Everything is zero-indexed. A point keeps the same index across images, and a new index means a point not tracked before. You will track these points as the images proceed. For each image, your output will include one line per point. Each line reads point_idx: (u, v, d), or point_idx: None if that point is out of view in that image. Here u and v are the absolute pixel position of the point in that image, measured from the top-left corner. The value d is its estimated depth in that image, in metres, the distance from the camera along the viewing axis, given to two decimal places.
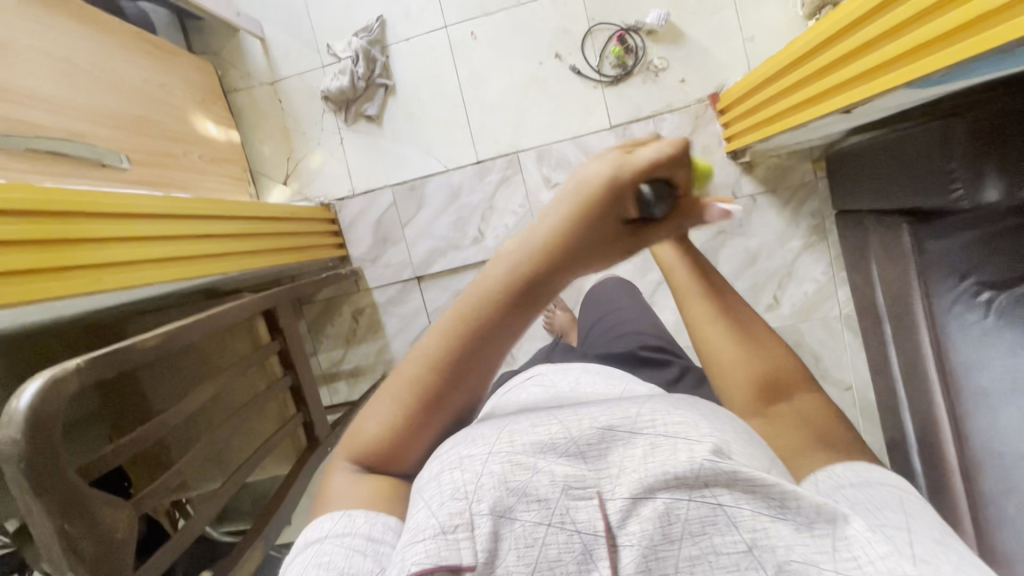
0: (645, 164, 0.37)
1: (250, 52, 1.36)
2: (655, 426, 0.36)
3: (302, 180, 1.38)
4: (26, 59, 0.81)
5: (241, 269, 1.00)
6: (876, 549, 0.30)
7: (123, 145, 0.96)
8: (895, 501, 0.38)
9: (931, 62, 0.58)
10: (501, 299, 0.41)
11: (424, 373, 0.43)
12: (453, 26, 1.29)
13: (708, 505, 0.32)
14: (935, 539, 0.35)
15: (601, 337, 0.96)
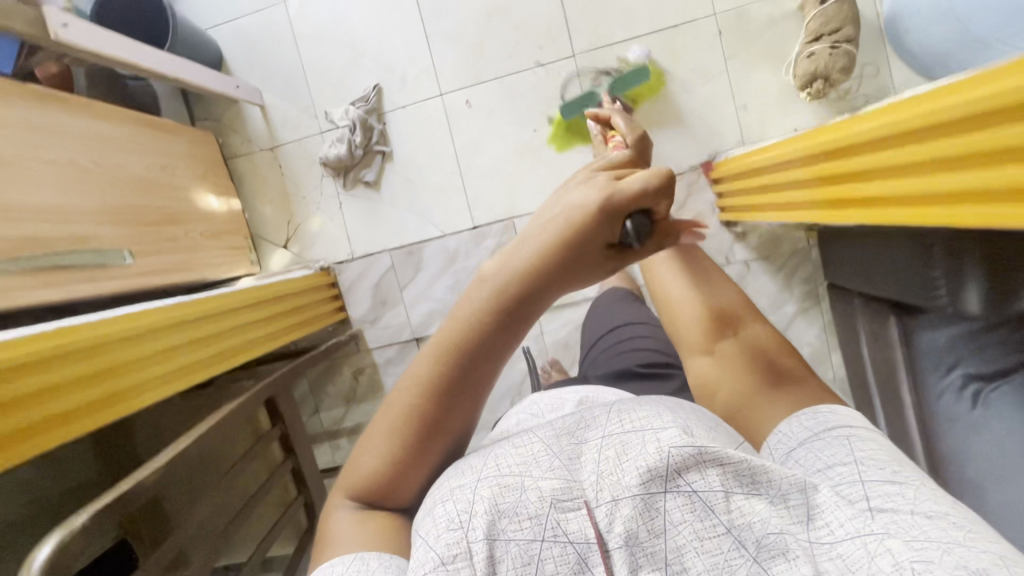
0: (630, 191, 0.40)
1: (251, 119, 1.38)
2: (619, 427, 0.41)
3: (303, 243, 1.41)
4: (32, 174, 0.84)
5: (235, 358, 1.02)
6: (843, 512, 0.35)
7: (126, 241, 0.99)
8: (843, 444, 0.42)
9: (974, 216, 0.52)
10: (488, 316, 0.42)
11: (418, 400, 0.43)
12: (448, 94, 1.30)
13: (684, 494, 0.36)
14: (885, 476, 0.39)
15: (603, 356, 0.94)
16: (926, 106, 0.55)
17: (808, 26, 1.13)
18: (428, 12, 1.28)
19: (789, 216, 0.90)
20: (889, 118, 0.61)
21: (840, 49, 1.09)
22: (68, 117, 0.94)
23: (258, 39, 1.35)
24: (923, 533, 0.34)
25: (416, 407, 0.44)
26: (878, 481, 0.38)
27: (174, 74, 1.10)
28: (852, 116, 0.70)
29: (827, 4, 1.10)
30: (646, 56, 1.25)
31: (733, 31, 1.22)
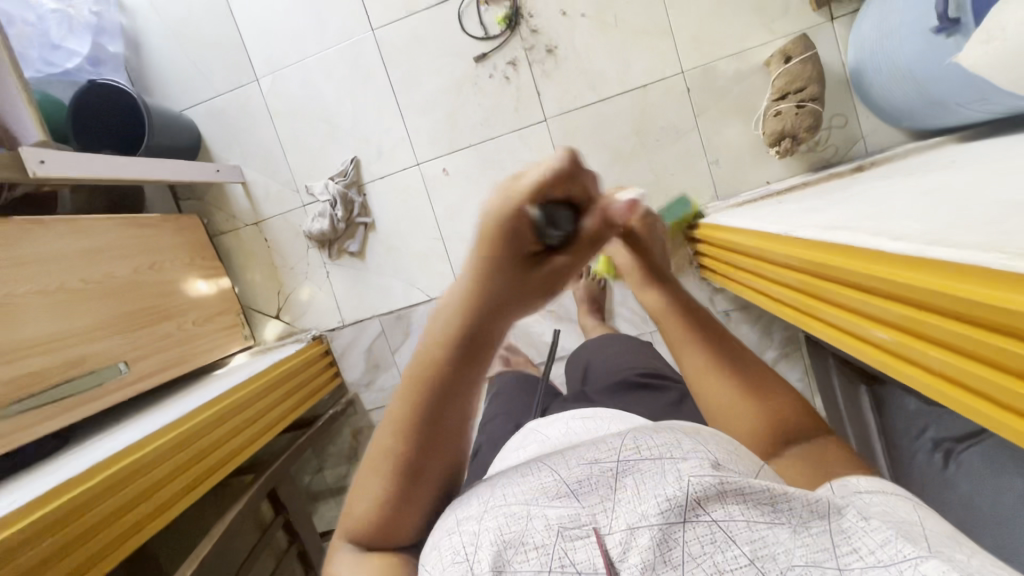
0: (529, 186, 0.36)
1: (235, 197, 1.42)
2: (639, 454, 0.40)
3: (294, 313, 1.44)
4: (26, 309, 0.88)
5: (243, 452, 1.10)
6: (872, 538, 0.33)
7: (122, 351, 1.03)
8: (906, 502, 0.39)
9: (962, 408, 0.46)
10: (446, 351, 0.41)
11: (397, 437, 0.42)
12: (425, 163, 1.33)
13: (705, 525, 0.34)
14: (952, 537, 0.35)
15: (596, 373, 0.88)
16: (892, 271, 0.51)
17: (774, 85, 1.15)
18: (399, 85, 1.31)
19: (758, 297, 0.93)
20: (854, 263, 0.57)
21: (806, 108, 1.11)
22: (53, 239, 0.96)
23: (237, 121, 1.39)
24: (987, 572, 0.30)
25: (399, 443, 0.43)
26: (938, 532, 0.35)
27: (145, 176, 1.13)
28: (817, 239, 0.66)
29: (791, 63, 1.11)
30: (617, 117, 1.26)
31: (701, 88, 1.23)
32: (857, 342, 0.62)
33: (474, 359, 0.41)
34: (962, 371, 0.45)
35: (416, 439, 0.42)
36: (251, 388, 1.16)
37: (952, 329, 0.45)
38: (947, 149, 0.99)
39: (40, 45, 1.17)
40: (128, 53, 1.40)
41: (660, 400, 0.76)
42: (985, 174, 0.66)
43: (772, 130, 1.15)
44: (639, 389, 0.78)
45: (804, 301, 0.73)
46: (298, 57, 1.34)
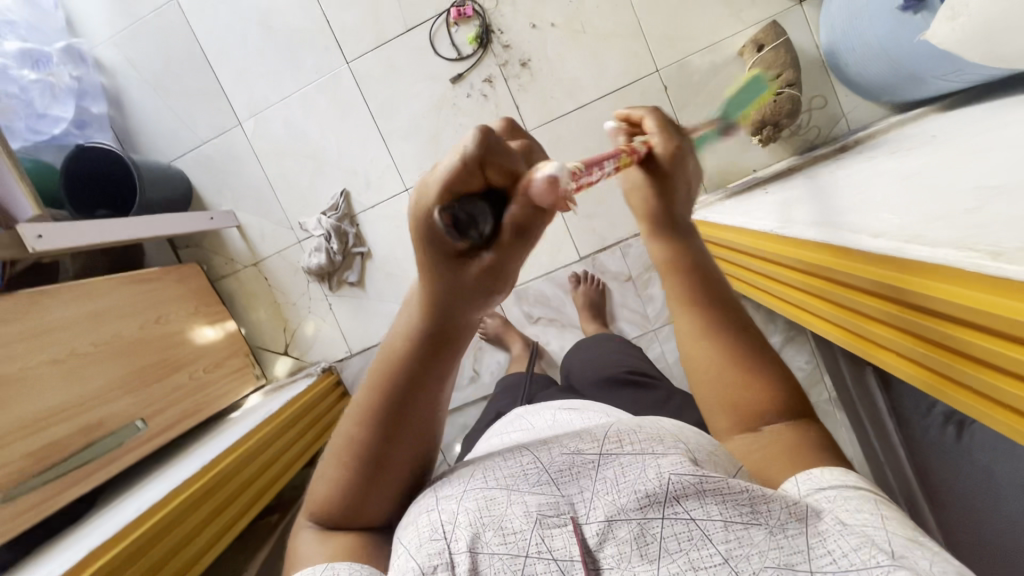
0: (444, 186, 0.33)
1: (231, 240, 1.45)
2: (620, 445, 0.44)
3: (301, 347, 1.46)
4: (39, 380, 0.90)
5: (270, 485, 1.14)
6: (849, 544, 0.34)
7: (139, 409, 1.06)
8: (872, 501, 0.38)
9: (953, 399, 0.51)
10: (411, 343, 0.44)
11: (359, 423, 0.45)
12: (413, 187, 1.34)
13: (681, 521, 0.38)
14: (912, 539, 0.35)
15: (583, 371, 0.88)
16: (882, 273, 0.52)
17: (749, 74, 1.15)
18: (380, 114, 1.33)
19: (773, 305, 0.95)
20: (846, 266, 0.59)
21: (784, 93, 1.10)
22: (58, 308, 0.98)
23: (225, 165, 1.41)
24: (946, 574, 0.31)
25: (360, 426, 0.45)
26: (902, 534, 0.35)
27: (137, 234, 1.15)
28: (806, 240, 0.68)
29: (764, 51, 1.12)
30: (597, 122, 1.27)
31: (677, 84, 1.24)
32: (875, 347, 0.63)
33: (442, 350, 0.45)
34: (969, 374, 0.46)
35: (379, 427, 0.45)
36: (271, 420, 1.19)
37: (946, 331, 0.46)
38: (926, 121, 0.99)
39: (26, 115, 1.19)
40: (112, 112, 1.43)
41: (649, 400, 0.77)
42: (960, 153, 0.66)
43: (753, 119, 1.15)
44: (628, 388, 0.78)
45: (805, 296, 0.77)
46: (277, 97, 1.36)
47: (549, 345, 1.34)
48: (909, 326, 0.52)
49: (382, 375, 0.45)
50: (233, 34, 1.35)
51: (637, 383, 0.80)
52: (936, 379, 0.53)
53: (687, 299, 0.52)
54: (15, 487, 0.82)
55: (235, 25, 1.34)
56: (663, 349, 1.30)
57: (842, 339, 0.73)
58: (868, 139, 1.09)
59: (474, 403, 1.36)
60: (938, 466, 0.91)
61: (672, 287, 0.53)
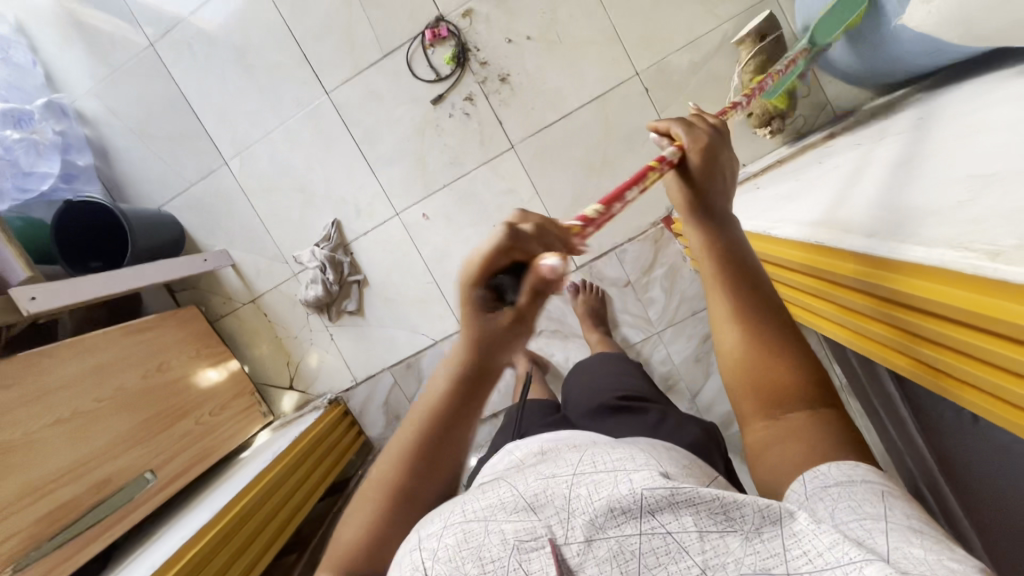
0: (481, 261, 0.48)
1: (227, 280, 1.45)
2: (595, 468, 0.47)
3: (306, 380, 1.46)
4: (48, 442, 0.89)
5: (285, 522, 1.13)
6: (822, 540, 0.35)
7: (149, 460, 1.05)
8: (879, 496, 0.37)
9: (961, 397, 0.51)
10: (453, 387, 0.51)
11: (396, 467, 0.50)
12: (404, 212, 1.34)
13: (659, 536, 0.39)
14: (913, 530, 0.34)
15: (579, 397, 0.87)
16: (883, 275, 0.52)
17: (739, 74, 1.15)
18: (364, 141, 1.32)
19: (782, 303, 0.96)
20: (848, 269, 0.59)
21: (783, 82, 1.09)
22: (59, 367, 0.98)
23: (214, 206, 1.41)
24: (932, 567, 0.31)
25: (398, 467, 0.50)
26: (901, 526, 0.35)
27: (132, 284, 1.15)
28: (804, 242, 0.68)
29: (766, 41, 1.09)
30: (582, 130, 1.26)
31: (658, 85, 1.23)
32: (881, 347, 0.63)
33: (478, 389, 0.51)
34: (974, 373, 0.47)
35: (416, 461, 0.50)
36: (283, 454, 1.18)
37: (953, 333, 0.46)
38: (910, 103, 0.98)
39: (14, 174, 1.18)
40: (98, 163, 1.43)
41: (642, 422, 0.74)
42: (946, 139, 0.66)
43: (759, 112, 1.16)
44: (617, 411, 0.78)
45: (808, 298, 0.78)
46: (260, 134, 1.36)
47: (554, 357, 1.33)
48: (910, 326, 0.53)
49: (424, 416, 0.51)
50: (211, 75, 1.35)
51: (630, 406, 0.78)
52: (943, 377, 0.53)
53: (722, 275, 0.51)
54: (29, 554, 0.82)
55: (212, 66, 1.35)
56: (669, 352, 1.29)
57: (846, 341, 0.74)
58: (854, 124, 1.08)
59: (484, 421, 1.35)
60: (957, 450, 0.90)
61: (704, 263, 0.53)
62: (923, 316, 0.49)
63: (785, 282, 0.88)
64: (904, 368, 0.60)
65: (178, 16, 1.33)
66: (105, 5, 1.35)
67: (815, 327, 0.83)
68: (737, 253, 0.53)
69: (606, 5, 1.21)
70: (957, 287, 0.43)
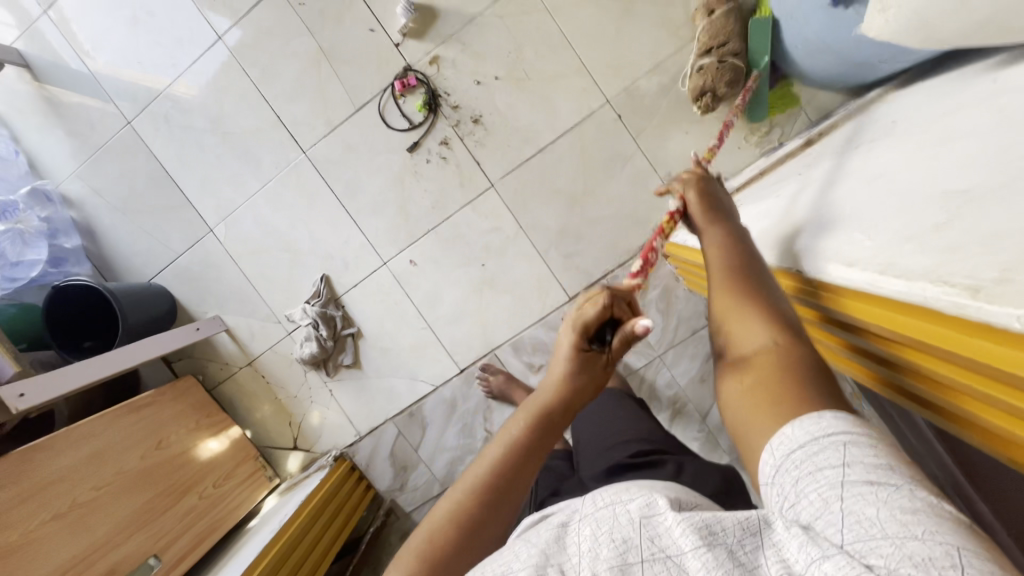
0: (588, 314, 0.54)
1: (223, 345, 1.44)
2: (593, 508, 0.47)
3: (310, 439, 1.43)
4: (46, 541, 0.88)
5: None
6: (793, 544, 0.35)
7: (153, 544, 1.04)
8: (839, 446, 0.36)
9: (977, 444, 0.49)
10: (540, 425, 0.51)
11: (465, 508, 0.47)
12: (391, 261, 1.34)
13: (665, 564, 0.38)
14: (870, 483, 0.34)
15: (590, 454, 0.85)
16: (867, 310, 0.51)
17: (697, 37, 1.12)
18: (345, 195, 1.33)
19: None
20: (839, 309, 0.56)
21: (727, 63, 1.08)
22: (54, 459, 0.96)
23: (203, 273, 1.41)
24: (879, 529, 0.32)
25: (469, 506, 0.48)
26: (859, 484, 0.34)
27: (125, 363, 1.15)
28: (792, 272, 0.67)
29: (715, 15, 1.09)
30: (560, 162, 1.26)
31: (631, 110, 1.23)
32: (879, 383, 0.62)
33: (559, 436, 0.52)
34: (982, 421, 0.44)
35: (485, 500, 0.48)
36: (295, 515, 1.17)
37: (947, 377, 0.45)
38: (883, 104, 0.97)
39: (2, 266, 1.20)
40: (87, 244, 1.44)
41: (656, 474, 0.72)
42: (920, 147, 0.64)
43: (694, 86, 1.14)
44: (629, 469, 0.75)
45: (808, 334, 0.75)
46: (243, 198, 1.37)
47: None
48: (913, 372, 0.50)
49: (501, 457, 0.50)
50: (189, 145, 1.37)
51: (644, 460, 0.76)
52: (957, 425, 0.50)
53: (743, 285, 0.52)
54: None
55: (189, 137, 1.36)
56: (673, 375, 1.26)
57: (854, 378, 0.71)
58: (830, 129, 1.07)
59: None
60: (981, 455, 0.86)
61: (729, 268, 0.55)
62: (909, 353, 0.48)
63: None
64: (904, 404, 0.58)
65: (154, 91, 1.35)
66: (82, 91, 1.37)
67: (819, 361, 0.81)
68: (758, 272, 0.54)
69: (569, 39, 1.22)
70: (937, 325, 0.41)
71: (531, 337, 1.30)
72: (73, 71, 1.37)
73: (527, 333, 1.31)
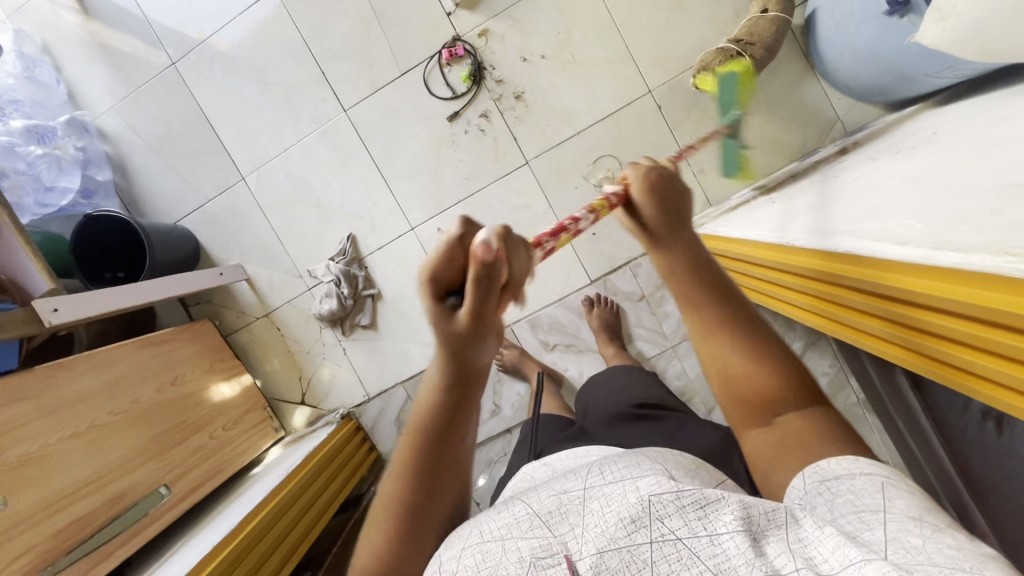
0: (438, 252, 0.42)
1: (242, 294, 1.45)
2: (603, 479, 0.50)
3: (318, 395, 1.45)
4: (64, 456, 0.89)
5: (303, 532, 1.12)
6: (827, 544, 0.36)
7: (163, 475, 1.05)
8: (881, 484, 0.39)
9: (979, 388, 0.57)
10: (445, 394, 0.51)
11: (402, 484, 0.51)
12: (419, 227, 1.35)
13: (670, 543, 0.41)
14: (914, 518, 0.36)
15: (596, 409, 0.89)
16: (904, 280, 0.56)
17: (737, 31, 1.15)
18: (380, 157, 1.34)
19: (792, 313, 0.96)
20: (876, 277, 0.61)
21: (741, 57, 1.11)
22: (76, 378, 0.97)
23: (230, 221, 1.43)
24: (927, 558, 0.33)
25: (403, 479, 0.51)
26: (902, 516, 0.36)
27: (149, 296, 1.16)
28: (820, 251, 0.71)
29: (767, 14, 1.10)
30: (596, 146, 1.28)
31: (671, 102, 1.25)
32: (892, 343, 0.69)
33: (468, 390, 0.52)
34: (999, 371, 0.51)
35: (418, 480, 0.51)
36: (309, 458, 1.21)
37: (981, 332, 0.50)
38: (924, 117, 0.99)
39: (35, 189, 1.21)
40: (117, 179, 1.44)
41: (658, 430, 0.76)
42: (968, 150, 0.66)
43: (700, 60, 1.16)
44: (635, 420, 0.79)
45: (814, 302, 0.82)
46: (278, 150, 1.38)
47: (568, 372, 1.33)
48: (936, 329, 0.56)
49: (418, 430, 0.52)
50: (230, 93, 1.38)
51: (643, 416, 0.80)
52: (962, 373, 0.58)
53: (743, 330, 0.51)
54: (44, 570, 0.81)
55: (232, 84, 1.37)
56: (684, 368, 1.27)
57: (852, 339, 0.80)
58: (867, 137, 1.09)
59: (497, 437, 1.34)
60: (996, 469, 0.88)
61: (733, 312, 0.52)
62: (945, 320, 0.54)
63: (785, 286, 0.91)
64: (910, 355, 0.66)
65: (201, 36, 1.36)
66: (131, 28, 1.38)
67: (819, 329, 0.89)
68: (755, 337, 0.51)
69: (619, 27, 1.24)
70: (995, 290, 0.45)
71: (549, 316, 1.35)
72: (124, 8, 1.38)
73: (546, 312, 1.36)
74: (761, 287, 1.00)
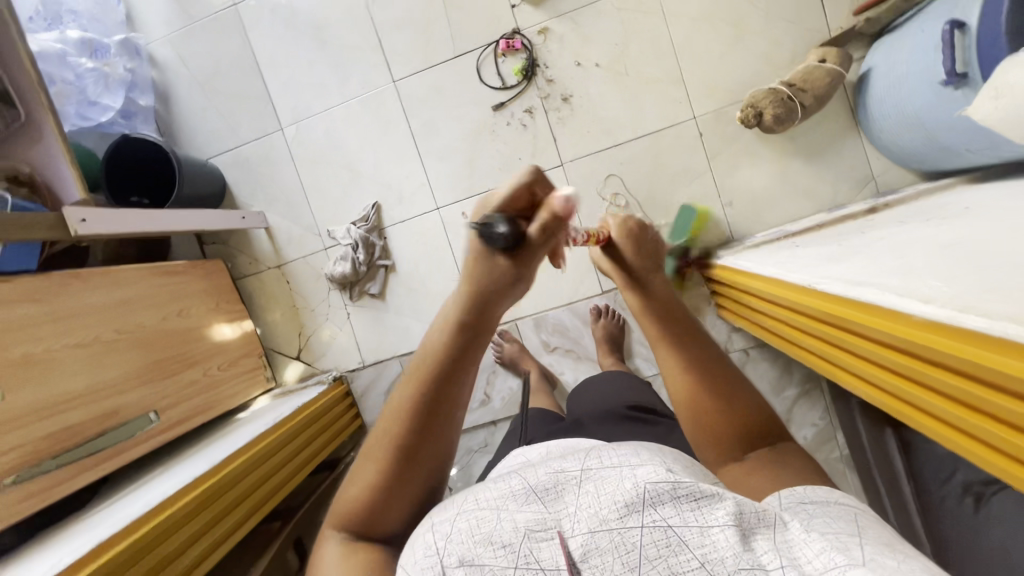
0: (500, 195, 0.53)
1: (258, 240, 1.46)
2: (601, 462, 0.47)
3: (314, 353, 1.45)
4: (63, 364, 0.90)
5: (277, 485, 1.12)
6: (811, 547, 0.38)
7: (155, 400, 1.05)
8: (853, 513, 0.42)
9: (966, 450, 0.59)
10: (460, 328, 0.53)
11: (401, 420, 0.51)
12: (444, 208, 1.36)
13: (659, 529, 0.40)
14: (886, 545, 0.38)
15: (590, 401, 0.91)
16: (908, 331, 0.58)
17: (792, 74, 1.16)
18: (419, 133, 1.36)
19: (801, 355, 0.96)
20: (883, 325, 0.63)
21: (790, 101, 1.13)
22: (87, 291, 0.98)
23: (261, 168, 1.44)
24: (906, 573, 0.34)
25: (401, 416, 0.51)
26: (877, 542, 0.38)
27: (170, 227, 1.17)
28: (839, 296, 0.73)
29: (824, 64, 1.12)
30: (633, 161, 1.29)
31: (713, 132, 1.27)
32: (890, 396, 0.71)
33: (481, 335, 0.54)
34: (984, 429, 0.53)
35: (417, 417, 0.51)
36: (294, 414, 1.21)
37: (976, 391, 0.52)
38: (959, 191, 1.01)
39: (79, 101, 1.22)
40: (158, 106, 1.45)
41: (649, 431, 0.78)
42: (1002, 227, 0.67)
43: (749, 97, 1.16)
44: (627, 419, 0.81)
45: (822, 346, 0.84)
46: (321, 107, 1.39)
47: (564, 375, 1.35)
48: (933, 384, 0.58)
49: (423, 372, 0.52)
50: (285, 44, 1.39)
51: (637, 417, 0.81)
52: (953, 431, 0.60)
53: (728, 367, 0.56)
54: (27, 470, 0.81)
55: (288, 35, 1.39)
56: None
57: (854, 389, 0.81)
58: (899, 201, 1.10)
59: (482, 427, 1.35)
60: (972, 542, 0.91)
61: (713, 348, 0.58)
62: (945, 376, 0.56)
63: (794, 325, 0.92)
64: (906, 410, 0.68)
65: None
66: None
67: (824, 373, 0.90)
68: (721, 366, 0.56)
69: (677, 50, 1.26)
70: (995, 352, 0.47)
71: (554, 318, 1.36)
72: None
73: (552, 314, 1.37)
74: (772, 325, 1.01)
